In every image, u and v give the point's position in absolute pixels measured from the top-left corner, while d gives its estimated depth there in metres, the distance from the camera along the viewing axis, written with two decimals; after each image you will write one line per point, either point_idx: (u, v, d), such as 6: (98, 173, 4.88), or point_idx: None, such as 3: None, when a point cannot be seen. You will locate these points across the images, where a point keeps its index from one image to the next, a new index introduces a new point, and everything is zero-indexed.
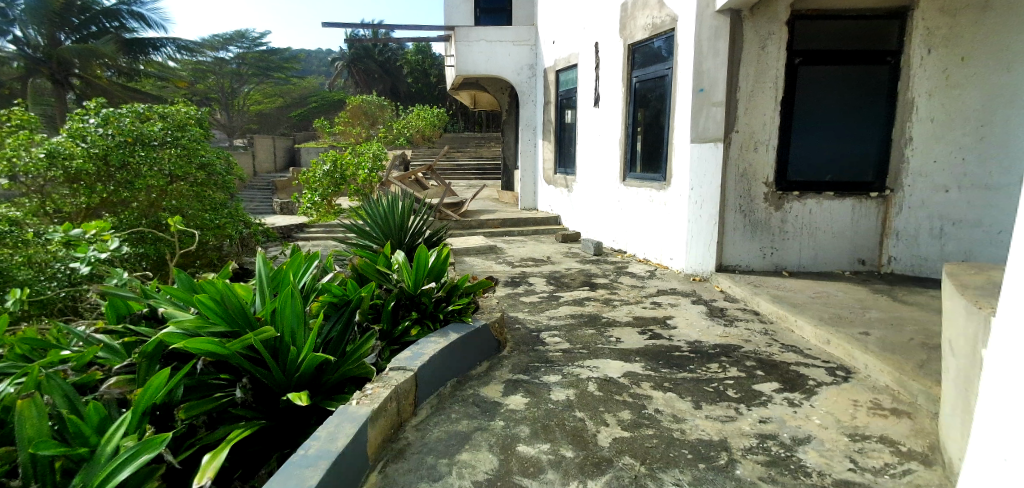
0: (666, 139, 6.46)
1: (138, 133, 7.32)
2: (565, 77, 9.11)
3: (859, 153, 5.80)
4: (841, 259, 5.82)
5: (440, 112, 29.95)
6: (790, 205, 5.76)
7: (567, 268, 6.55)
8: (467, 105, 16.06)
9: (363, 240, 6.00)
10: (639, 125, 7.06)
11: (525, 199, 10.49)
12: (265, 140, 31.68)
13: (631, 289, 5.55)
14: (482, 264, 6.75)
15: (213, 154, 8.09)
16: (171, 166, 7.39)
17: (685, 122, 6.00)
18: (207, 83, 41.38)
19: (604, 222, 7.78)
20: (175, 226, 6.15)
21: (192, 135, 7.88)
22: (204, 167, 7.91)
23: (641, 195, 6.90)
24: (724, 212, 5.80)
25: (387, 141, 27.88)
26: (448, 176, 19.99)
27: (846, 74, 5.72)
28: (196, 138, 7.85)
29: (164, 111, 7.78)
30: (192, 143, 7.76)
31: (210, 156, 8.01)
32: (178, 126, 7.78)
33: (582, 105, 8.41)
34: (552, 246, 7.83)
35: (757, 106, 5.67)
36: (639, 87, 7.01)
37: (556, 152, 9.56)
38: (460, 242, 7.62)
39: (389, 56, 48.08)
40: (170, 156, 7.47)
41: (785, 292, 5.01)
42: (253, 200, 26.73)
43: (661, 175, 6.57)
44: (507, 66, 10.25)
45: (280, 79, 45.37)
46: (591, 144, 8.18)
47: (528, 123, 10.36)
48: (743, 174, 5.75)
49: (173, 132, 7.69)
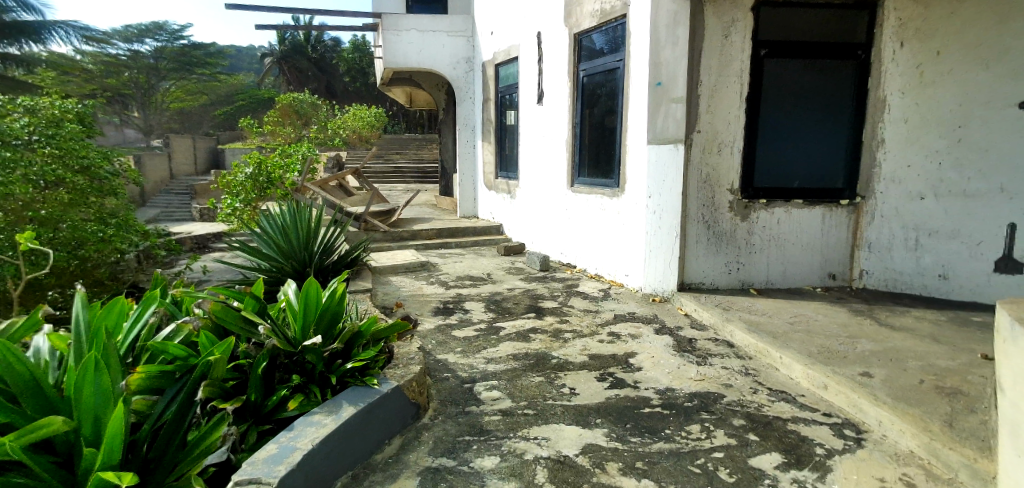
0: (618, 140, 5.71)
1: None
2: (505, 72, 8.28)
3: (829, 156, 5.21)
4: (811, 274, 5.22)
5: (378, 112, 28.52)
6: (756, 215, 5.11)
7: (509, 289, 5.67)
8: (403, 104, 15.00)
9: (256, 261, 4.90)
10: (586, 124, 6.29)
11: (464, 206, 9.56)
12: (184, 141, 29.38)
13: (584, 316, 4.75)
14: (410, 285, 5.78)
15: (97, 153, 6.65)
16: (43, 171, 5.89)
17: (640, 121, 5.24)
18: (122, 80, 38.27)
19: (550, 234, 6.99)
20: (24, 245, 4.69)
21: (69, 131, 6.41)
22: (86, 170, 6.48)
23: (590, 202, 6.15)
24: (686, 222, 5.07)
25: (320, 142, 26.27)
26: (386, 180, 18.78)
27: (814, 68, 5.10)
28: (74, 135, 6.40)
29: (29, 104, 6.22)
30: (70, 142, 6.31)
31: (94, 156, 6.57)
32: (50, 121, 6.32)
33: (525, 103, 7.58)
34: (492, 261, 6.95)
35: (721, 102, 4.98)
36: (586, 83, 6.25)
37: (497, 154, 8.68)
38: (386, 258, 6.61)
39: (324, 54, 45.93)
40: (42, 160, 6.02)
41: (759, 317, 4.33)
42: (169, 209, 24.54)
43: (614, 180, 5.82)
44: (440, 59, 9.31)
45: (204, 76, 42.51)
46: (534, 147, 7.37)
47: (466, 123, 9.43)
48: (706, 180, 5.05)
49: (44, 129, 6.17)
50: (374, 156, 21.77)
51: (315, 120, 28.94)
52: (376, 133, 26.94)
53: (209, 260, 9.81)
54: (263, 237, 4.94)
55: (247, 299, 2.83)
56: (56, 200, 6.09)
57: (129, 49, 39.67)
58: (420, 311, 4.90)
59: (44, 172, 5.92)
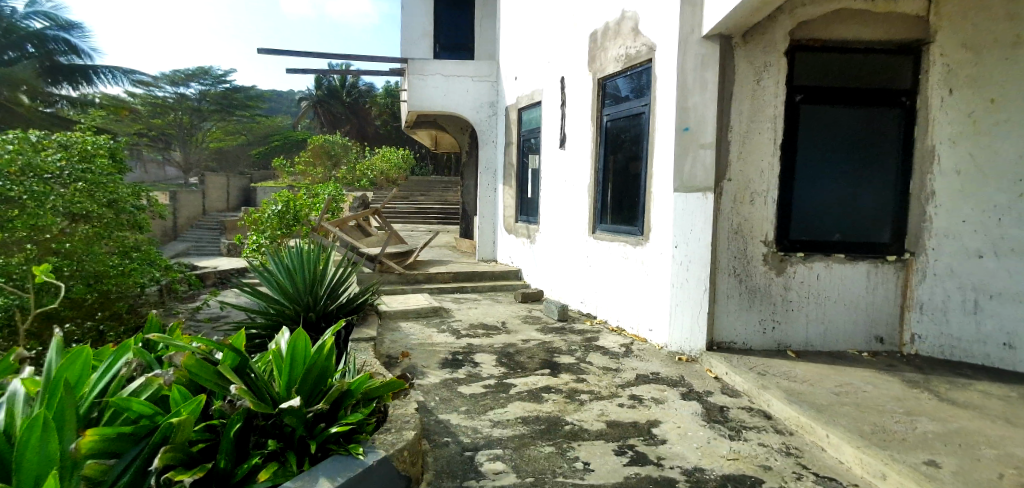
0: (643, 187, 5.42)
1: (26, 163, 5.75)
2: (527, 116, 8.15)
3: (874, 208, 4.81)
4: (854, 336, 4.76)
5: (406, 154, 28.93)
6: (794, 269, 4.70)
7: (523, 340, 5.32)
8: (427, 146, 15.06)
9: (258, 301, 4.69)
10: (610, 170, 6.03)
11: (482, 249, 9.32)
12: (217, 178, 30.12)
13: (602, 374, 4.35)
14: (419, 332, 5.47)
15: (126, 189, 6.69)
16: (69, 203, 5.87)
17: (666, 167, 4.93)
18: (164, 119, 39.86)
19: (570, 282, 6.65)
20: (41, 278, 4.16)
21: (100, 166, 6.46)
22: (112, 205, 6.48)
23: (613, 250, 5.82)
24: (716, 275, 4.68)
25: (347, 182, 26.65)
26: (408, 221, 18.74)
27: (856, 114, 4.76)
28: (105, 170, 6.45)
29: (64, 139, 6.30)
30: (99, 176, 6.33)
31: (122, 191, 6.60)
32: (82, 155, 6.37)
33: (547, 146, 7.39)
34: (509, 308, 6.62)
35: (754, 148, 4.65)
36: (610, 127, 6.02)
37: (518, 198, 8.47)
38: (398, 303, 6.33)
39: (357, 98, 47.31)
40: (71, 192, 6.00)
41: (799, 385, 3.89)
42: (197, 244, 24.90)
43: (638, 227, 5.50)
44: (464, 102, 9.27)
45: (242, 116, 44.07)
46: (556, 191, 7.11)
47: (487, 166, 9.29)
48: (737, 230, 4.68)
49: (75, 163, 6.23)
50: (398, 197, 21.87)
51: (344, 161, 29.47)
52: (402, 175, 27.24)
53: (224, 297, 9.68)
54: (270, 275, 4.76)
55: (226, 351, 2.54)
56: (80, 234, 6.09)
57: (174, 90, 41.43)
58: (426, 362, 4.58)
59: (70, 204, 5.90)
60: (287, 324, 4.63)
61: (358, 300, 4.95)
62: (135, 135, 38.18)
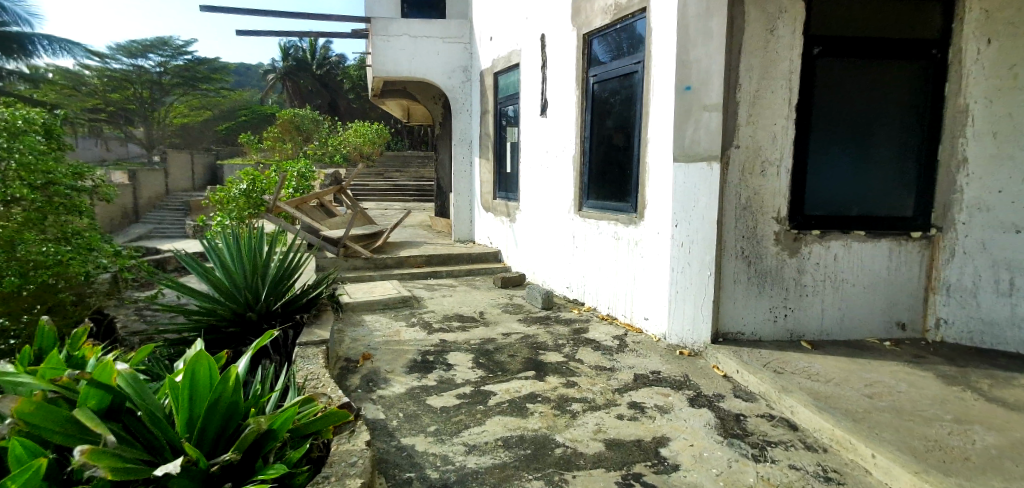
0: (636, 159, 4.78)
1: None
2: (505, 82, 7.42)
3: (898, 179, 4.23)
4: (874, 323, 4.24)
5: (380, 129, 27.79)
6: (808, 249, 4.11)
7: (503, 334, 4.70)
8: (400, 119, 14.20)
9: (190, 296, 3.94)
10: (598, 139, 5.37)
11: (459, 229, 8.63)
12: (182, 157, 28.70)
13: (596, 375, 3.77)
14: (385, 328, 4.82)
15: (65, 170, 6.02)
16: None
17: (664, 134, 4.28)
18: (124, 95, 37.90)
19: (556, 265, 6.04)
20: None
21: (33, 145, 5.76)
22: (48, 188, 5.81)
23: (602, 229, 5.20)
24: (721, 258, 4.09)
25: (319, 159, 25.60)
26: (384, 199, 17.86)
27: (879, 70, 4.14)
28: (38, 150, 5.76)
29: None
30: (31, 156, 5.64)
31: (60, 172, 5.93)
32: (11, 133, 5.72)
33: (527, 115, 6.69)
34: (487, 295, 5.99)
35: (766, 110, 4.02)
36: (598, 91, 5.34)
37: (496, 173, 7.79)
38: (363, 293, 5.66)
39: (328, 71, 45.53)
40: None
41: (824, 386, 3.35)
42: (162, 227, 23.70)
43: (631, 204, 4.89)
44: (434, 67, 8.46)
45: (207, 91, 42.17)
46: (537, 165, 6.45)
47: (462, 138, 8.55)
48: (747, 205, 4.08)
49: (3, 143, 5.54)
50: (373, 175, 20.94)
51: (315, 137, 28.25)
52: (377, 150, 26.19)
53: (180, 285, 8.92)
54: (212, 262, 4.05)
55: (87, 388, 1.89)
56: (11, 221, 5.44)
57: (133, 63, 39.37)
58: (390, 365, 3.93)
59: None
60: (224, 327, 3.95)
61: (309, 295, 4.25)
62: (93, 111, 36.29)
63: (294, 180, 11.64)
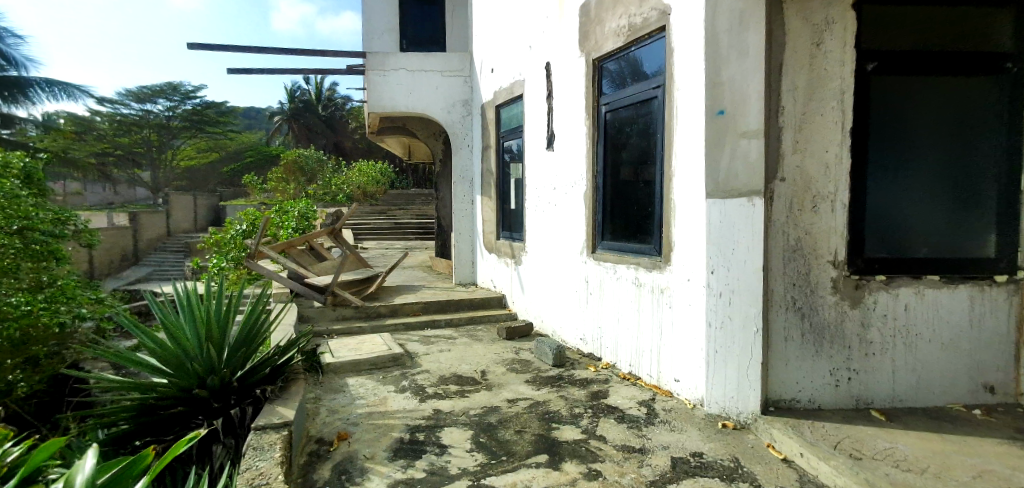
0: (659, 195, 4.14)
1: None
2: (507, 114, 6.88)
3: (977, 215, 3.52)
4: (955, 386, 3.49)
5: (384, 167, 27.50)
6: (872, 298, 3.41)
7: (509, 401, 3.98)
8: (401, 156, 13.75)
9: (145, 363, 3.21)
10: (612, 172, 4.74)
11: (460, 272, 7.97)
12: (184, 198, 28.46)
13: (624, 461, 3.04)
14: (370, 395, 4.11)
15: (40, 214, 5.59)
16: None
17: (694, 166, 3.65)
18: (130, 137, 38.10)
19: (568, 313, 5.36)
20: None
21: None
22: None
23: (621, 274, 4.54)
24: (767, 311, 3.39)
25: (321, 198, 25.21)
26: (387, 239, 17.30)
27: (944, 86, 3.51)
28: None
29: None
30: None
31: None
32: None
33: (532, 148, 6.10)
34: (490, 349, 5.28)
35: (815, 135, 3.38)
36: (611, 119, 4.75)
37: (499, 210, 7.16)
38: (348, 351, 4.96)
39: (333, 111, 45.75)
40: None
41: (920, 480, 2.61)
42: (162, 270, 23.22)
43: (653, 246, 4.23)
44: (433, 101, 7.94)
45: (214, 133, 42.44)
46: (544, 202, 5.83)
47: (463, 175, 7.97)
48: (796, 248, 3.39)
49: None
50: (377, 214, 20.47)
51: (319, 176, 27.99)
52: (380, 188, 25.79)
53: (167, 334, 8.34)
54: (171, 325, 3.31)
55: None
56: None
57: (139, 107, 39.71)
58: (370, 449, 3.22)
59: None
60: (164, 407, 3.21)
61: (274, 359, 3.53)
62: (99, 155, 36.41)
63: (291, 221, 11.13)
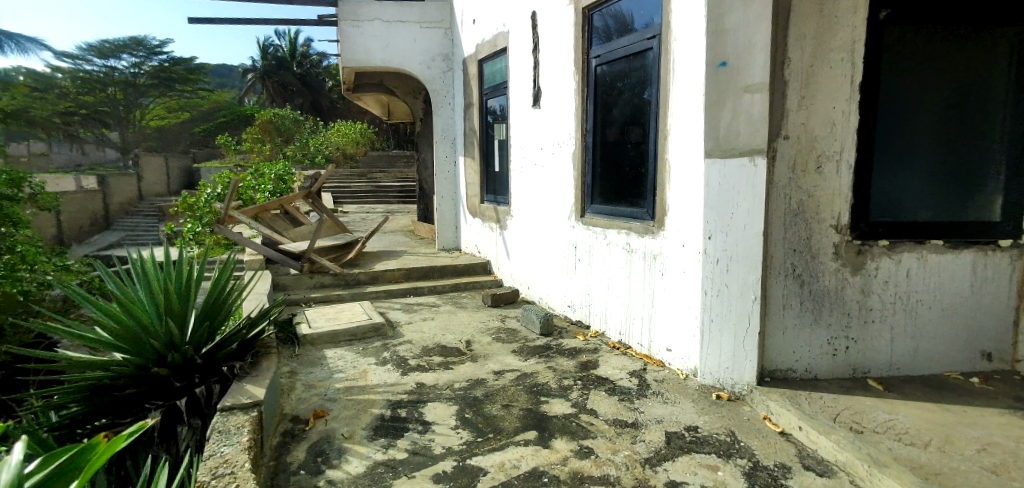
0: (653, 155, 3.91)
1: None
2: (491, 70, 6.53)
3: (984, 176, 3.36)
4: (954, 353, 3.40)
5: (363, 128, 26.74)
6: (874, 264, 3.26)
7: (495, 373, 3.82)
8: (381, 116, 13.27)
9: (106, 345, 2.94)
10: (603, 132, 4.48)
11: (443, 236, 7.73)
12: (156, 160, 27.49)
13: (617, 437, 2.90)
14: (349, 368, 3.92)
15: None
16: None
17: (691, 123, 3.41)
18: (96, 96, 36.50)
19: (555, 280, 5.18)
20: None
21: None
22: None
23: (611, 239, 4.34)
24: (766, 278, 3.22)
25: (300, 160, 24.54)
26: (367, 202, 16.90)
27: (957, 39, 3.29)
28: None
29: None
30: None
31: None
32: None
33: (517, 107, 5.79)
34: (474, 318, 5.10)
35: (822, 91, 3.17)
36: (602, 73, 4.46)
37: (483, 172, 6.88)
38: (326, 321, 4.74)
39: (309, 69, 44.26)
40: None
41: (924, 454, 2.51)
42: (135, 234, 22.56)
43: (645, 210, 4.03)
44: (411, 55, 7.53)
45: (185, 92, 40.86)
46: (530, 164, 5.57)
47: (445, 135, 7.63)
48: (798, 212, 3.21)
49: None
50: (357, 177, 19.97)
51: (296, 137, 27.18)
52: (360, 150, 25.16)
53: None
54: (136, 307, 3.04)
55: None
56: None
57: (105, 64, 37.97)
58: (349, 427, 3.04)
59: None
60: (118, 388, 2.98)
61: (243, 333, 3.31)
62: (65, 115, 34.96)
63: (268, 184, 10.73)
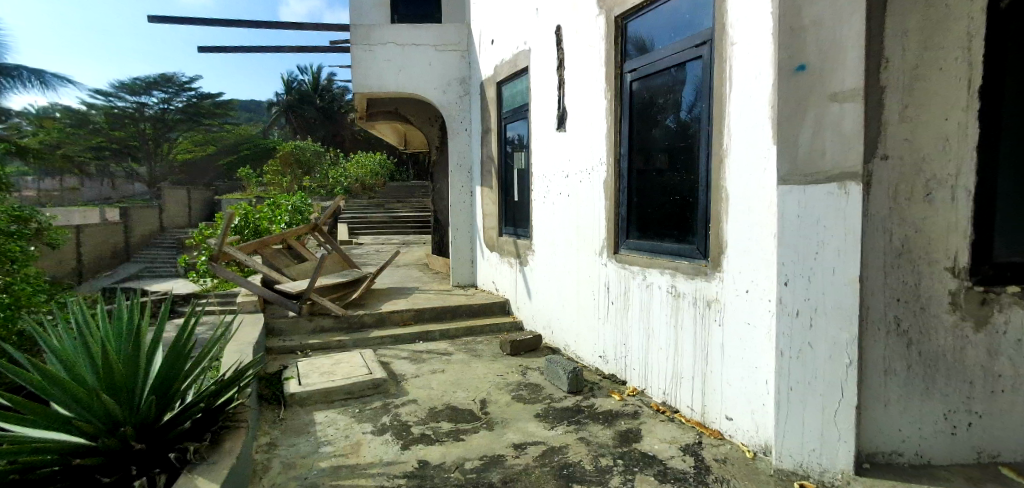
0: (704, 182, 3.28)
1: None
2: (510, 92, 5.99)
3: None
4: None
5: (383, 159, 26.55)
6: (1003, 318, 2.53)
7: (516, 447, 3.12)
8: (398, 145, 12.86)
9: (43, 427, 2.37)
10: (639, 156, 3.85)
11: (459, 272, 7.13)
12: (178, 192, 27.62)
13: None
14: (340, 439, 3.27)
15: None
16: None
17: (761, 143, 2.79)
18: (124, 130, 37.25)
19: (584, 325, 4.50)
20: None
21: None
22: None
23: (652, 281, 3.68)
24: (863, 336, 2.52)
25: (317, 191, 24.33)
26: (385, 233, 16.43)
27: None
28: None
29: None
30: None
31: None
32: None
33: (539, 132, 5.22)
34: (491, 369, 4.43)
35: (931, 99, 2.49)
36: (638, 90, 3.85)
37: (501, 203, 6.26)
38: (319, 375, 4.10)
39: (331, 102, 44.78)
40: None
41: None
42: (154, 266, 22.41)
43: (696, 247, 3.36)
44: (425, 79, 7.03)
45: (210, 126, 41.54)
46: (554, 194, 4.95)
47: (460, 163, 7.08)
48: (902, 251, 2.52)
49: None
50: (375, 208, 19.61)
51: (316, 168, 27.11)
52: (378, 180, 24.90)
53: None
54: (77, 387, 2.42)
55: None
56: None
57: (134, 100, 38.86)
58: None
59: None
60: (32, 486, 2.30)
61: (200, 404, 2.65)
62: (93, 149, 35.60)
63: (284, 215, 10.33)
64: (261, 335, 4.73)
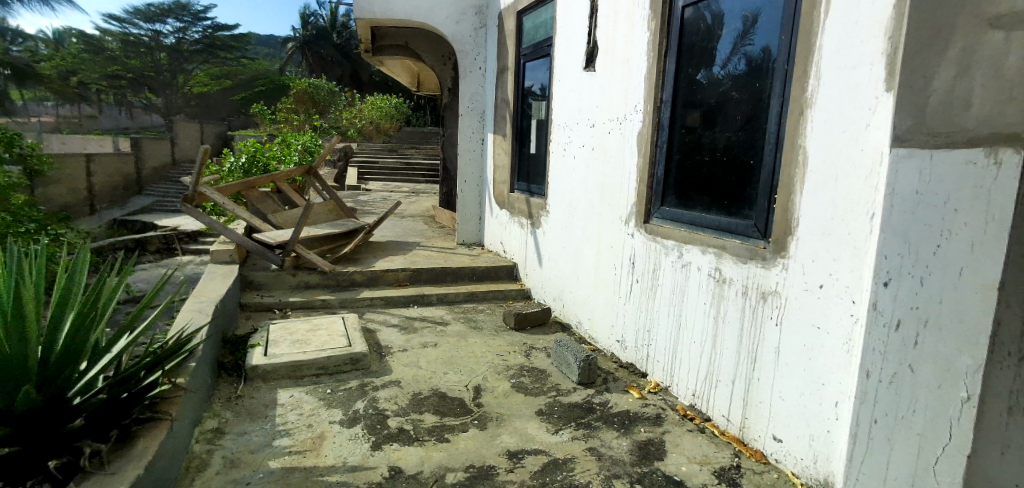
0: (772, 140, 2.57)
1: None
2: (531, 26, 5.18)
3: None
4: None
5: (400, 102, 25.58)
6: None
7: (510, 456, 2.54)
8: (411, 87, 12.02)
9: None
10: (684, 105, 3.11)
11: (465, 229, 6.50)
12: (190, 126, 27.07)
13: None
14: (300, 429, 2.72)
15: None
16: None
17: (865, 90, 2.13)
18: (139, 59, 36.52)
19: (600, 303, 3.88)
20: None
21: None
22: None
23: (691, 261, 3.00)
24: None
25: (329, 132, 23.55)
26: (396, 180, 15.75)
27: None
28: None
29: None
30: None
31: None
32: None
33: (563, 72, 4.45)
34: (491, 347, 3.84)
35: None
36: (688, 21, 3.07)
37: (514, 154, 5.54)
38: (289, 343, 3.52)
39: (349, 40, 43.32)
40: None
41: None
42: (163, 201, 22.07)
43: (752, 223, 2.67)
44: (436, 8, 6.19)
45: (226, 59, 40.56)
46: (575, 147, 4.24)
47: (472, 107, 6.32)
48: None
49: None
50: (388, 153, 18.87)
51: (330, 109, 26.25)
52: (393, 125, 24.02)
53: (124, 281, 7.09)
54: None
55: None
56: None
57: (149, 28, 37.92)
58: None
59: None
60: None
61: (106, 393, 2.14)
62: (109, 77, 34.95)
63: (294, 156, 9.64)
64: (233, 290, 4.17)
